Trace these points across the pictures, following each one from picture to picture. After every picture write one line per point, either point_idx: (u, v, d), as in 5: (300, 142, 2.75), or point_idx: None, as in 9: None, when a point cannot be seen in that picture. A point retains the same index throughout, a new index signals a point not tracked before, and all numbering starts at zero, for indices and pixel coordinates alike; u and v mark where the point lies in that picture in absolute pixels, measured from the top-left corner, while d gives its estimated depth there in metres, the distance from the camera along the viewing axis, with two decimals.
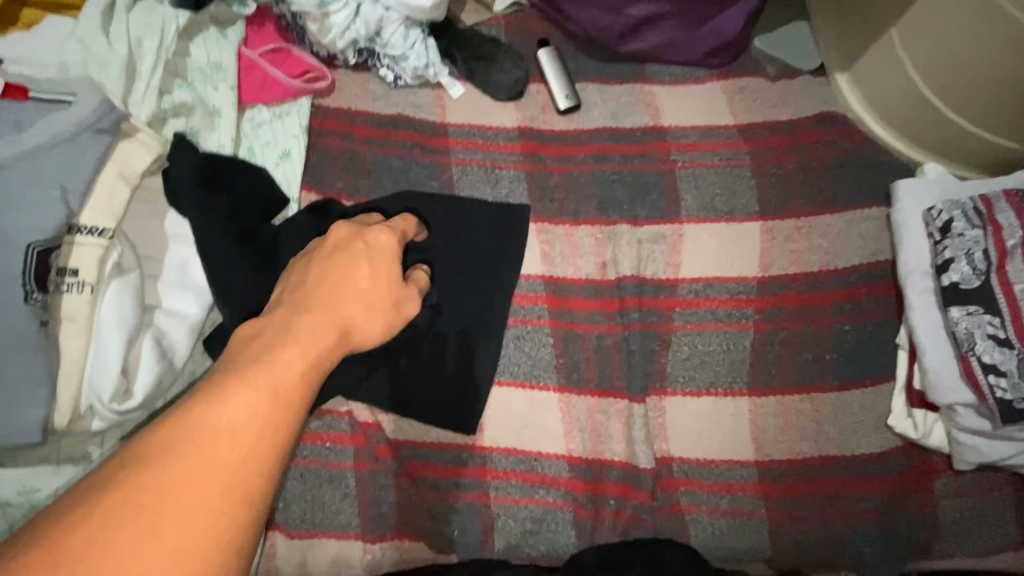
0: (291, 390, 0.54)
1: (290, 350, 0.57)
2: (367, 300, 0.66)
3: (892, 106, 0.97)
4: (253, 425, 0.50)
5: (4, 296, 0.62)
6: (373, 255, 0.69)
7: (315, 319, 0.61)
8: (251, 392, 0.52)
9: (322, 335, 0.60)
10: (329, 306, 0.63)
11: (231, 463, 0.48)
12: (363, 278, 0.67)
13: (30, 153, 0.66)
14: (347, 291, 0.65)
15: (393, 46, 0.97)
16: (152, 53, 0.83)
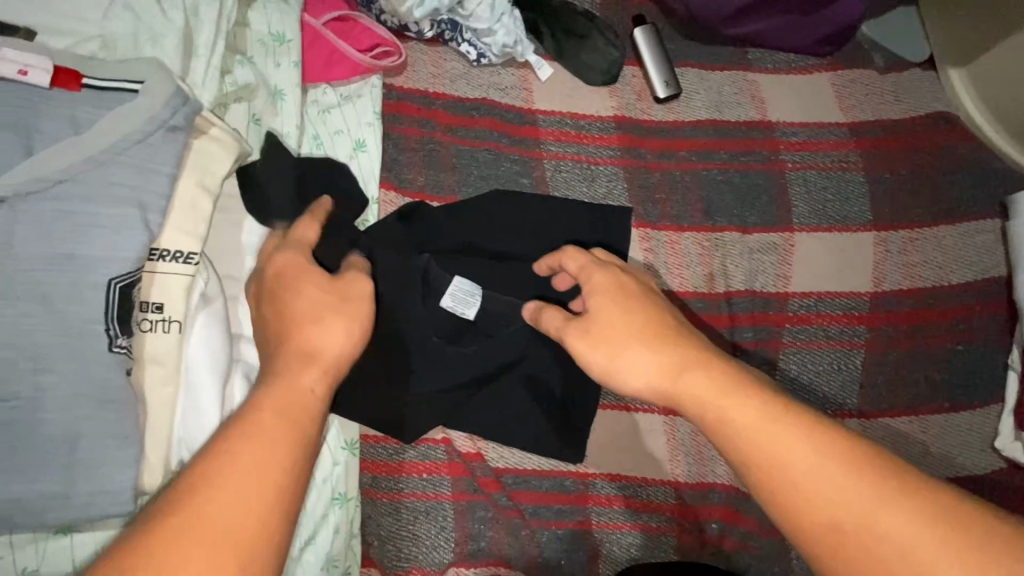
0: (283, 433, 0.47)
1: (273, 392, 0.49)
2: (317, 312, 0.55)
3: (1014, 106, 0.92)
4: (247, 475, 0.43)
5: (82, 342, 0.51)
6: (296, 266, 0.59)
7: (290, 358, 0.52)
8: (240, 449, 0.44)
9: (297, 371, 0.51)
10: (289, 338, 0.54)
11: (229, 528, 0.41)
12: (300, 292, 0.57)
13: (98, 161, 0.52)
14: (298, 311, 0.55)
15: (478, 18, 0.85)
16: (211, 23, 0.68)
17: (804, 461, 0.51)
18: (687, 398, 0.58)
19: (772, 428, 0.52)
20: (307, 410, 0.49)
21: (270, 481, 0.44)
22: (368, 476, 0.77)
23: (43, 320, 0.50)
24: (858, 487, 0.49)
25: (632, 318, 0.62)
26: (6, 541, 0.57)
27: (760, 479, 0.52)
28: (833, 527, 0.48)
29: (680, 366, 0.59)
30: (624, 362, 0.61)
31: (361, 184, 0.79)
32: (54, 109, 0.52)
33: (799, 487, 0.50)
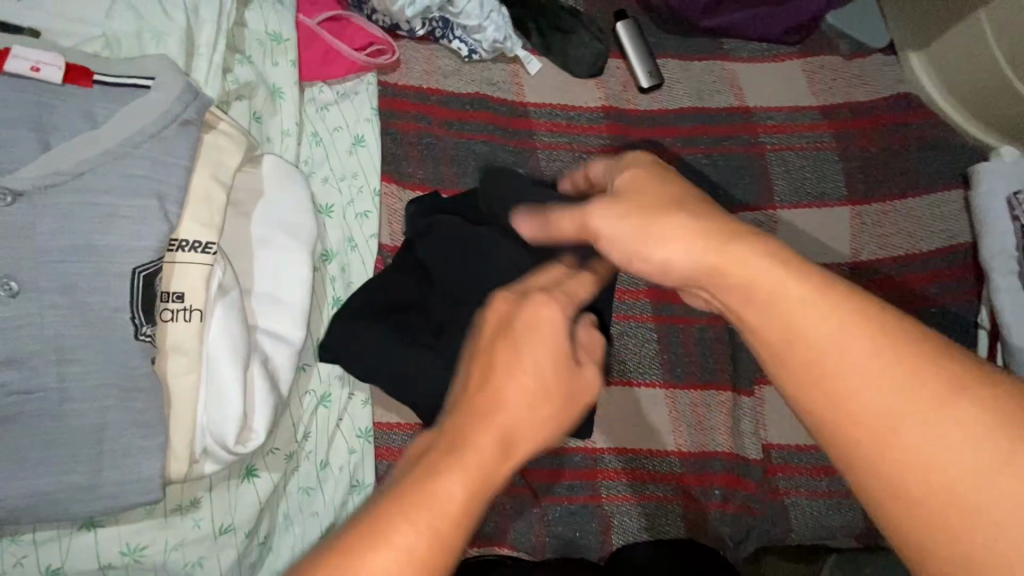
0: (440, 545, 0.37)
1: (454, 484, 0.38)
2: (550, 391, 0.42)
3: (979, 93, 0.96)
4: None
5: (108, 332, 0.51)
6: (553, 319, 0.44)
7: (485, 439, 0.40)
8: (398, 564, 0.36)
9: (486, 458, 0.40)
10: (493, 414, 0.41)
11: None
12: (539, 362, 0.42)
13: (115, 153, 0.53)
14: (529, 382, 0.42)
15: (469, 15, 0.88)
16: (211, 21, 0.69)
17: (868, 357, 0.38)
18: (725, 278, 0.43)
19: (837, 313, 0.39)
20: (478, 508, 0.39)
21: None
22: (385, 464, 0.75)
23: (67, 311, 0.50)
24: (931, 395, 0.36)
25: (660, 203, 0.46)
26: (30, 539, 0.58)
27: (803, 372, 0.40)
28: (885, 440, 0.36)
29: (725, 236, 0.43)
30: (644, 239, 0.45)
31: (361, 178, 0.81)
32: (70, 105, 0.54)
33: (854, 389, 0.38)
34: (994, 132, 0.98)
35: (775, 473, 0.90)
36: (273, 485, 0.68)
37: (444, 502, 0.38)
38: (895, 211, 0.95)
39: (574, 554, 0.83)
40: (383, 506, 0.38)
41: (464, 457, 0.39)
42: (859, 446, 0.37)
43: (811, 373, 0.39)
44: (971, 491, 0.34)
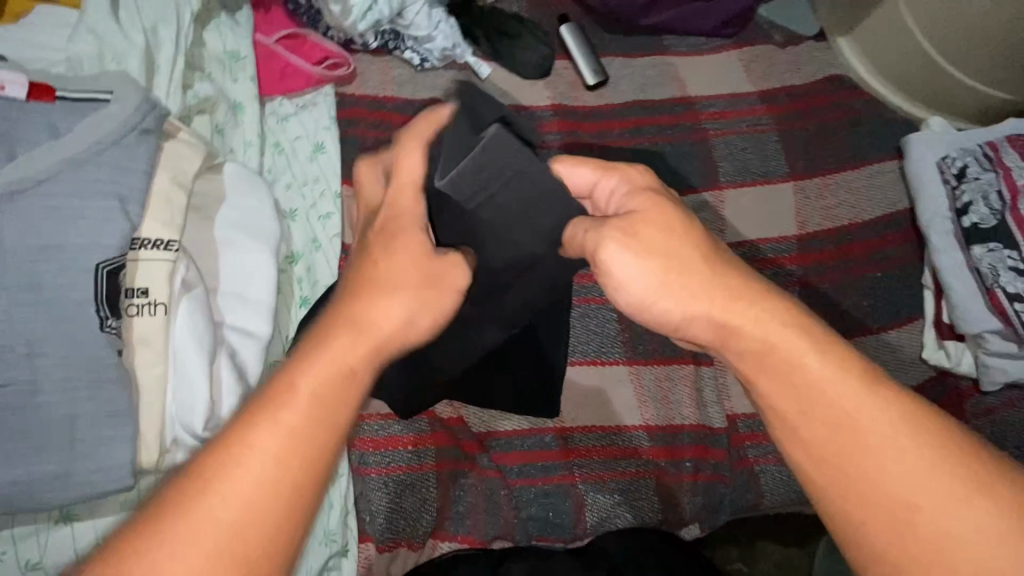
0: (314, 429, 0.43)
1: (308, 373, 0.45)
2: (401, 282, 0.50)
3: (906, 70, 1.03)
4: (260, 473, 0.41)
5: (77, 323, 0.55)
6: (404, 226, 0.53)
7: (339, 334, 0.47)
8: (266, 438, 0.42)
9: (339, 349, 0.46)
10: (361, 298, 0.49)
11: (234, 526, 0.40)
12: (391, 258, 0.51)
13: (77, 161, 0.57)
14: (381, 279, 0.50)
15: (418, 27, 0.95)
16: (170, 43, 0.75)
17: (879, 432, 0.47)
18: (760, 342, 0.51)
19: (855, 395, 0.48)
20: (344, 399, 0.45)
21: (293, 486, 0.41)
22: (357, 453, 0.81)
23: (36, 307, 0.54)
24: (925, 469, 0.46)
25: (683, 255, 0.53)
26: (8, 536, 0.60)
27: (820, 446, 0.48)
28: (885, 507, 0.46)
29: (751, 300, 0.52)
30: (682, 290, 0.52)
31: (322, 181, 0.85)
32: (35, 120, 0.58)
33: (862, 460, 0.47)
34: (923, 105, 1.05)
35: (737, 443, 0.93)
36: None
37: (300, 391, 0.44)
38: (835, 184, 1.00)
39: (549, 534, 0.85)
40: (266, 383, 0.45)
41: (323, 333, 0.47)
42: (871, 505, 0.46)
43: (830, 435, 0.48)
44: (970, 562, 0.43)
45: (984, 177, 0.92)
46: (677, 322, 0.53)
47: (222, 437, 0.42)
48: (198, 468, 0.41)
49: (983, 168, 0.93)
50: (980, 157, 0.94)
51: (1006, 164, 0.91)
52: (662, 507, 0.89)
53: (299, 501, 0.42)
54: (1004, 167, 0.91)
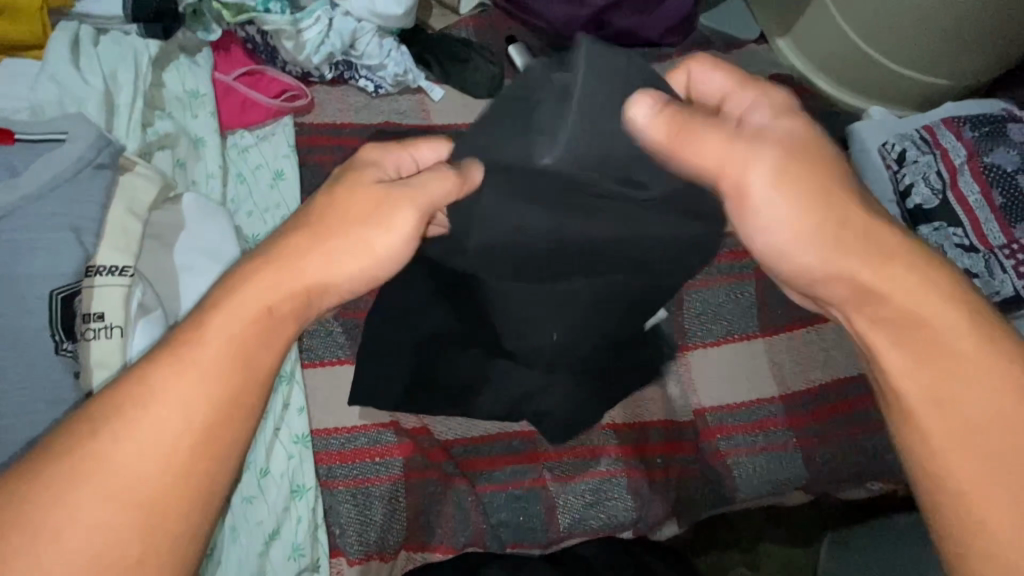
0: (238, 366, 0.45)
1: (230, 311, 0.46)
2: (339, 227, 0.50)
3: (843, 63, 1.07)
4: (187, 409, 0.43)
5: (31, 349, 0.59)
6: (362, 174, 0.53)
7: (257, 279, 0.47)
8: (192, 371, 0.44)
9: (263, 287, 0.47)
10: (307, 235, 0.50)
11: (161, 458, 0.42)
12: (348, 204, 0.51)
13: (32, 197, 0.62)
14: (314, 226, 0.50)
15: (370, 56, 0.98)
16: (128, 86, 0.84)
17: (979, 381, 0.46)
18: (895, 302, 0.47)
19: (983, 369, 0.46)
20: (264, 339, 0.46)
21: (199, 441, 0.43)
22: (324, 468, 0.82)
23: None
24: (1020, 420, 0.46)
25: (839, 205, 0.48)
26: None
27: (923, 398, 0.47)
28: (975, 459, 0.45)
29: (888, 258, 0.48)
30: (823, 244, 0.48)
31: (282, 208, 0.88)
32: None
33: (968, 411, 0.46)
34: (862, 97, 1.11)
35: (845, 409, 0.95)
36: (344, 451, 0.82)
37: (209, 341, 0.45)
38: None
39: (524, 540, 0.85)
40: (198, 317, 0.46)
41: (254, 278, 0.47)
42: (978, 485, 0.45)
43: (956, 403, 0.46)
44: None
45: (924, 158, 0.95)
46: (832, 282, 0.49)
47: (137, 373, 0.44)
48: (106, 421, 0.42)
49: (923, 149, 0.96)
50: (919, 139, 0.97)
51: (943, 146, 0.95)
52: (637, 505, 0.88)
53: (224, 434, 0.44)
54: (941, 148, 0.95)
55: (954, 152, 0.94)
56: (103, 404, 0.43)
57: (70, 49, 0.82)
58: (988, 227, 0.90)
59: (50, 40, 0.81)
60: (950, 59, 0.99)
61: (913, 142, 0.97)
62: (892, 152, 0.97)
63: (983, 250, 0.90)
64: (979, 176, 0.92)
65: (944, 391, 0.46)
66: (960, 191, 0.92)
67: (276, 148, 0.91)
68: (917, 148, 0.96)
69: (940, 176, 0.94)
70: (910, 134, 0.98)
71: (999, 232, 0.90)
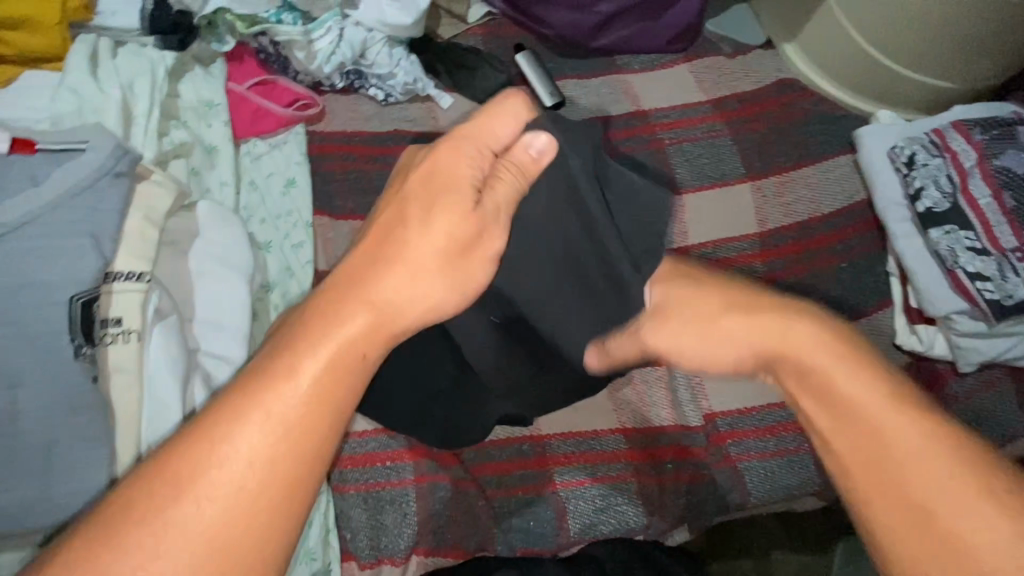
0: (328, 403, 0.48)
1: (325, 347, 0.49)
2: (425, 259, 0.54)
3: (851, 68, 1.07)
4: (278, 443, 0.46)
5: (53, 354, 0.60)
6: (437, 193, 0.56)
7: (360, 306, 0.51)
8: (286, 404, 0.46)
9: (354, 325, 0.51)
10: (397, 265, 0.53)
11: (248, 491, 0.44)
12: (430, 237, 0.55)
13: (52, 205, 0.63)
14: (400, 254, 0.54)
15: (380, 65, 0.99)
16: (144, 96, 0.85)
17: (915, 459, 0.52)
18: (808, 369, 0.59)
19: (906, 437, 0.53)
20: (348, 380, 0.49)
21: (299, 454, 0.46)
22: (336, 471, 0.83)
23: (16, 339, 0.59)
24: (959, 494, 0.50)
25: (740, 308, 0.66)
26: None
27: (856, 464, 0.54)
28: (925, 532, 0.50)
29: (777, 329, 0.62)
30: (717, 334, 0.65)
31: (294, 215, 0.89)
32: (16, 171, 0.64)
33: (899, 481, 0.52)
34: (870, 101, 1.10)
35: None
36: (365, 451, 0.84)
37: (305, 372, 0.48)
38: (793, 180, 1.03)
39: (534, 545, 0.84)
40: (290, 351, 0.49)
41: (350, 311, 0.51)
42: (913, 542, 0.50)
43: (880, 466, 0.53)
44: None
45: (933, 162, 0.95)
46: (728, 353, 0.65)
47: (228, 403, 0.47)
48: (200, 443, 0.45)
49: (931, 153, 0.96)
50: (927, 143, 0.97)
51: (953, 149, 0.95)
52: (649, 510, 0.88)
53: (309, 470, 0.47)
54: (950, 152, 0.95)
55: (964, 155, 0.94)
56: (200, 424, 0.46)
57: (89, 61, 0.84)
58: (998, 231, 0.90)
59: (70, 52, 0.83)
60: (958, 62, 0.99)
61: (921, 146, 0.97)
62: (901, 156, 0.97)
63: (993, 254, 0.90)
64: (989, 179, 0.92)
65: (855, 452, 0.54)
66: (971, 193, 0.92)
67: (290, 155, 0.93)
68: (926, 152, 0.96)
69: (949, 180, 0.94)
70: (918, 138, 0.98)
71: (1011, 235, 0.90)
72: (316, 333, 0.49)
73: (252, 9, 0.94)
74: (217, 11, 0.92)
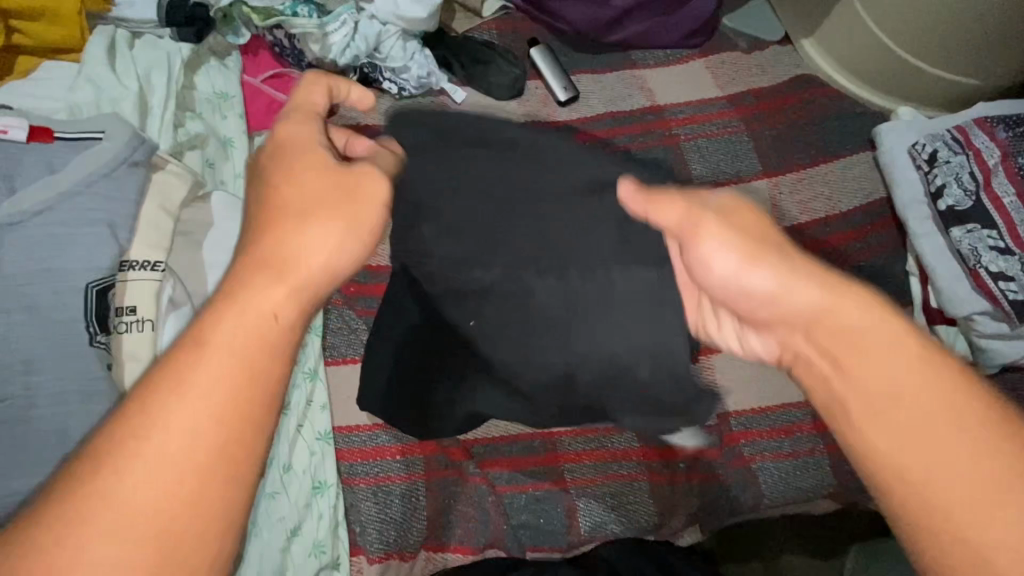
0: (248, 377, 0.40)
1: (224, 320, 0.41)
2: (302, 209, 0.46)
3: (871, 63, 1.05)
4: (199, 432, 0.39)
5: (68, 341, 0.60)
6: (296, 152, 0.49)
7: (249, 279, 0.43)
8: (198, 390, 0.39)
9: (256, 292, 0.43)
10: (278, 218, 0.46)
11: (175, 489, 0.37)
12: (310, 185, 0.47)
13: (68, 193, 0.64)
14: (276, 216, 0.46)
15: (395, 59, 0.99)
16: (161, 86, 0.86)
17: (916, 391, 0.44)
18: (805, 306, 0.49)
19: (898, 364, 0.45)
20: (270, 349, 0.42)
21: (224, 447, 0.39)
22: (346, 465, 0.83)
23: (33, 325, 0.60)
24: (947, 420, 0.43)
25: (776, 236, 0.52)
26: None
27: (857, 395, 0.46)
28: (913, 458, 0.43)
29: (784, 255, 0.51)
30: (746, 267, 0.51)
31: None
32: (34, 158, 0.65)
33: (892, 407, 0.44)
34: (890, 98, 1.08)
35: None
36: (374, 444, 0.84)
37: (210, 348, 0.40)
38: (811, 177, 1.01)
39: (545, 542, 0.84)
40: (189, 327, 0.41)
41: (247, 275, 0.44)
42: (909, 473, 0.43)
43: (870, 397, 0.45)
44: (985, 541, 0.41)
45: (957, 158, 0.93)
46: (781, 317, 0.50)
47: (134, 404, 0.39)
48: (111, 452, 0.37)
49: (954, 149, 0.94)
50: (951, 139, 0.95)
51: (975, 145, 0.93)
52: (660, 511, 0.87)
53: (250, 459, 0.40)
54: (972, 148, 0.93)
55: (988, 152, 0.92)
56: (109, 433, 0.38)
57: (107, 52, 0.85)
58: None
59: (88, 42, 0.84)
60: (982, 60, 0.98)
61: (943, 142, 0.95)
62: (924, 153, 0.96)
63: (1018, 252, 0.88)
64: (1014, 176, 0.90)
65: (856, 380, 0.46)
66: (995, 191, 0.90)
67: None
68: (948, 148, 0.94)
69: (973, 177, 0.92)
70: (941, 134, 0.96)
71: None
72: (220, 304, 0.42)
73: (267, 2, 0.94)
74: (232, 4, 0.92)
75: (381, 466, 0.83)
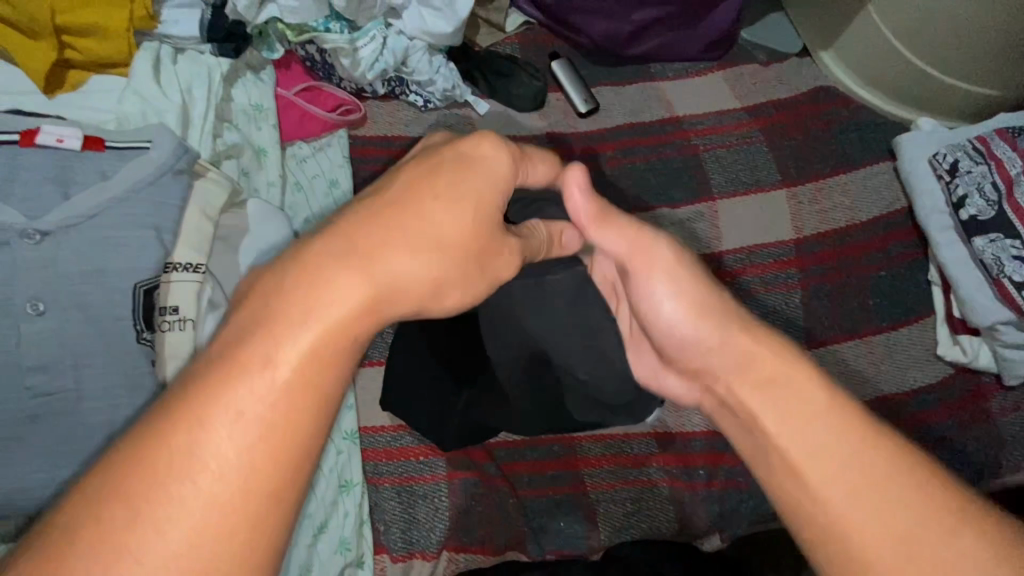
0: (313, 401, 0.37)
1: (313, 331, 0.37)
2: (449, 246, 0.43)
3: (890, 76, 1.07)
4: (252, 450, 0.34)
5: (117, 337, 0.65)
6: (473, 179, 0.45)
7: (344, 284, 0.38)
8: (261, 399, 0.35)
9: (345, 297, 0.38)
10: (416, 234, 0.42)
11: (222, 508, 0.33)
12: (453, 218, 0.44)
13: (117, 197, 0.67)
14: (415, 231, 0.42)
15: (421, 72, 1.01)
16: (201, 100, 0.91)
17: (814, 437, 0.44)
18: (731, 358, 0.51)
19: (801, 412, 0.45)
20: (336, 371, 0.38)
21: (281, 450, 0.35)
22: (371, 465, 0.85)
23: (85, 322, 0.64)
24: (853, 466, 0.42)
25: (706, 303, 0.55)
26: None
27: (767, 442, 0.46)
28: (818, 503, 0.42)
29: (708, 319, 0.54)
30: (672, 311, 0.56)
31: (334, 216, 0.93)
32: (86, 165, 0.69)
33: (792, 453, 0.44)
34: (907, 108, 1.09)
35: (923, 417, 0.91)
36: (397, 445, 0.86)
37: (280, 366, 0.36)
38: (828, 187, 1.03)
39: (566, 545, 0.85)
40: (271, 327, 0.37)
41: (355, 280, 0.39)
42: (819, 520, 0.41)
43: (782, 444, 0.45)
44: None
45: (979, 167, 0.93)
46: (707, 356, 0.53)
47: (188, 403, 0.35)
48: (156, 460, 0.33)
49: (976, 159, 0.94)
50: (972, 149, 0.95)
51: (997, 155, 0.93)
52: (680, 517, 0.88)
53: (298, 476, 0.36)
54: (995, 157, 0.93)
55: (1011, 162, 0.92)
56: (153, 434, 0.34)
57: (153, 68, 0.90)
58: None
59: (136, 59, 0.89)
60: (999, 73, 0.98)
61: (963, 153, 0.95)
62: (945, 163, 0.96)
63: None
64: None
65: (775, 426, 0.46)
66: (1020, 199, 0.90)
67: (336, 151, 0.97)
68: (970, 159, 0.94)
69: (996, 185, 0.92)
70: (959, 145, 0.96)
71: None
72: (302, 310, 0.37)
73: (301, 18, 0.96)
74: (268, 22, 0.96)
75: (407, 465, 0.85)
